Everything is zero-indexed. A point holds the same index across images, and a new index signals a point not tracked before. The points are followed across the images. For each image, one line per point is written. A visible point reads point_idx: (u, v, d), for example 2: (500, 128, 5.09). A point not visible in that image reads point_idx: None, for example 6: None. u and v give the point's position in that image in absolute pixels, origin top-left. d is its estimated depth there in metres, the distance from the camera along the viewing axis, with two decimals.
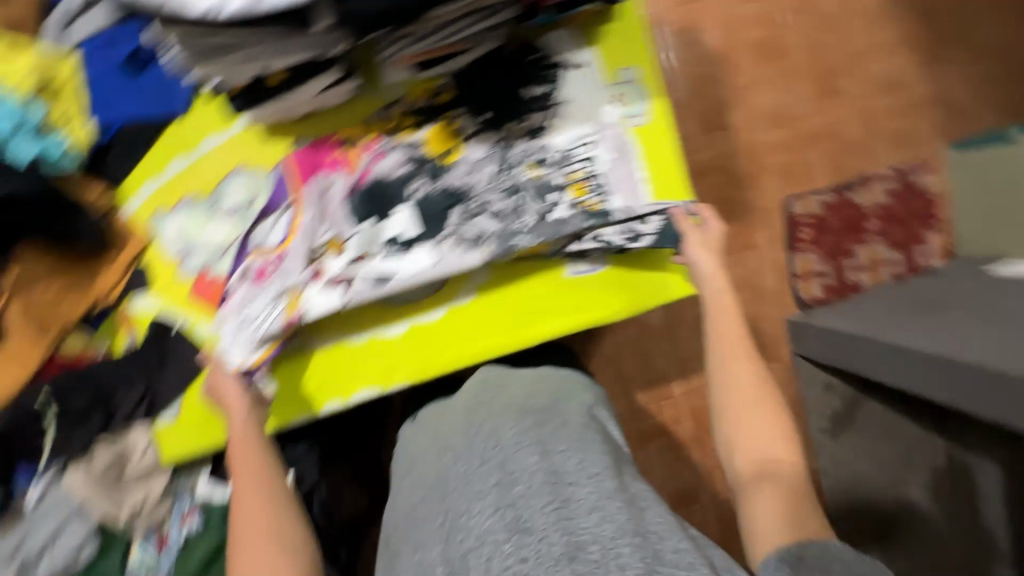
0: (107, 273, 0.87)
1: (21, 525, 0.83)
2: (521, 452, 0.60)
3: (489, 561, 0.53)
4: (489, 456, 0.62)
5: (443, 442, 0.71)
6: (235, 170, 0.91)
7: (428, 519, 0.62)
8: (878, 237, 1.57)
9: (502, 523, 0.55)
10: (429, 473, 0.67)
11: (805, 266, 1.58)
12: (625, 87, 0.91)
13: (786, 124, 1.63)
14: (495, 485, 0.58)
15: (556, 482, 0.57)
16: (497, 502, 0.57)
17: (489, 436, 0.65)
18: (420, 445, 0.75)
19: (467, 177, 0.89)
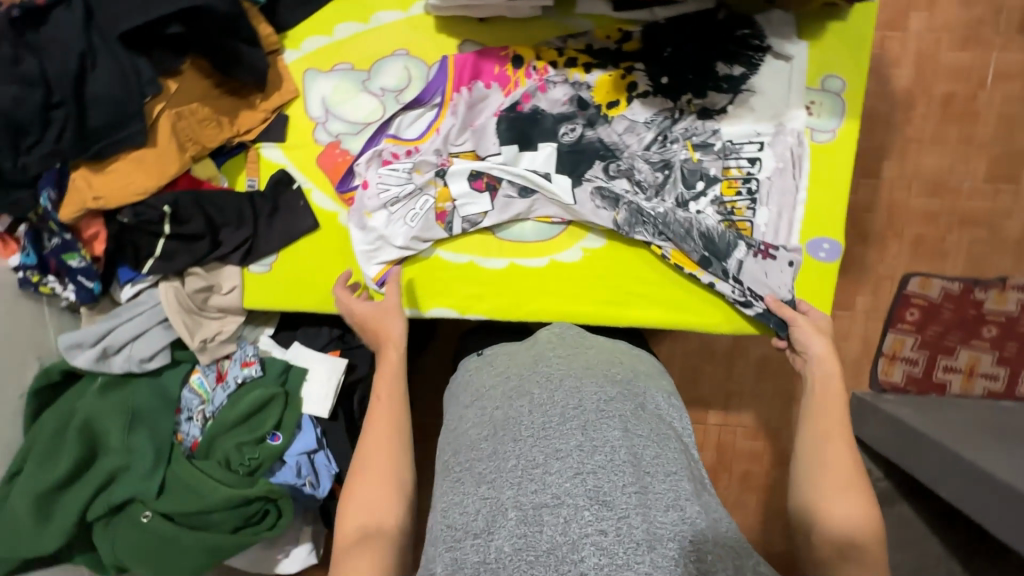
0: (251, 112, 0.86)
1: (110, 319, 0.88)
2: (604, 422, 0.58)
3: (566, 524, 0.51)
4: (572, 416, 0.58)
5: (509, 375, 0.68)
6: (399, 52, 0.87)
7: (491, 457, 0.58)
8: (989, 347, 1.41)
9: (583, 489, 0.52)
10: (495, 411, 0.64)
11: (895, 348, 1.46)
12: (824, 96, 0.82)
13: (944, 197, 1.42)
14: (578, 448, 0.55)
15: (638, 465, 0.55)
16: (579, 466, 0.54)
17: (571, 393, 0.61)
18: (484, 378, 0.72)
19: (621, 135, 0.85)
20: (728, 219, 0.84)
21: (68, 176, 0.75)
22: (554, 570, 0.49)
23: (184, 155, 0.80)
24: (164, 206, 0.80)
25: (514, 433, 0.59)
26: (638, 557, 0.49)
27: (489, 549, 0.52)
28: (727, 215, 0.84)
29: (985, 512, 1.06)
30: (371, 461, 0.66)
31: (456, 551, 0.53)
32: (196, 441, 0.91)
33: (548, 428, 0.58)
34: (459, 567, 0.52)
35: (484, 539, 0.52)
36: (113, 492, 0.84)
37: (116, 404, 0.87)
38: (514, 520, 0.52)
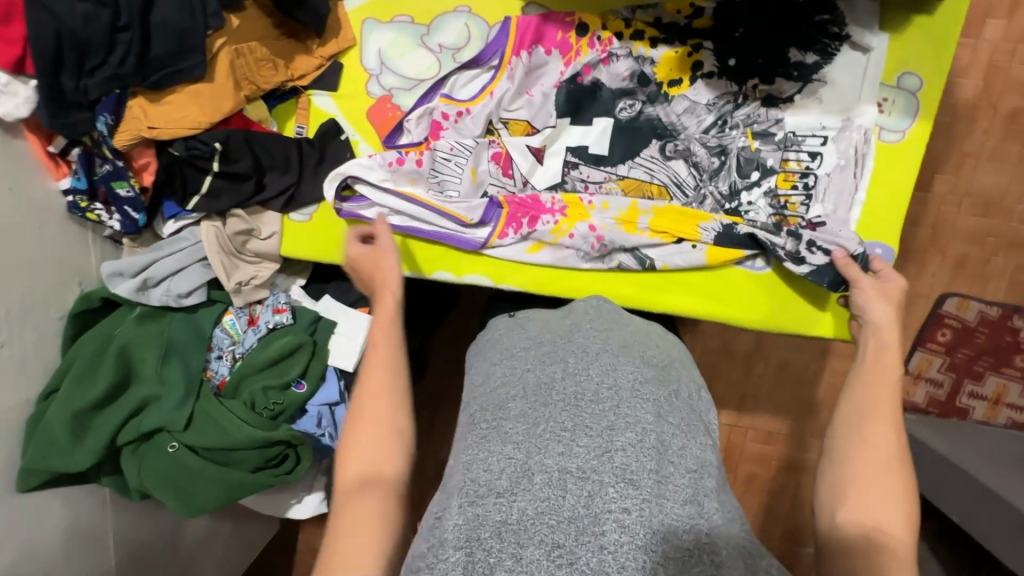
0: (306, 58, 0.85)
1: (152, 252, 0.89)
2: (637, 403, 0.57)
3: (590, 498, 0.50)
4: (605, 394, 0.57)
5: (541, 343, 0.67)
6: (461, 10, 0.85)
7: (519, 417, 0.57)
8: (1019, 377, 1.39)
9: (610, 466, 0.51)
10: (526, 373, 0.63)
11: (921, 366, 1.43)
12: (898, 94, 0.79)
13: (995, 217, 1.36)
14: (609, 427, 0.54)
15: (663, 453, 0.54)
16: (608, 444, 0.53)
17: (606, 370, 0.60)
18: (513, 340, 0.72)
19: (680, 116, 0.83)
20: (779, 212, 0.81)
21: (126, 103, 0.74)
22: (574, 540, 0.48)
23: (239, 93, 0.80)
24: (216, 143, 0.81)
25: (545, 399, 0.58)
26: (654, 545, 0.48)
27: (511, 510, 0.50)
28: (779, 209, 0.81)
29: (999, 541, 1.05)
30: (371, 396, 0.66)
31: (476, 508, 0.51)
32: (223, 380, 0.93)
33: (580, 401, 0.57)
34: (477, 525, 0.50)
35: (507, 499, 0.51)
36: (142, 421, 0.86)
37: (151, 336, 0.88)
38: (539, 483, 0.51)
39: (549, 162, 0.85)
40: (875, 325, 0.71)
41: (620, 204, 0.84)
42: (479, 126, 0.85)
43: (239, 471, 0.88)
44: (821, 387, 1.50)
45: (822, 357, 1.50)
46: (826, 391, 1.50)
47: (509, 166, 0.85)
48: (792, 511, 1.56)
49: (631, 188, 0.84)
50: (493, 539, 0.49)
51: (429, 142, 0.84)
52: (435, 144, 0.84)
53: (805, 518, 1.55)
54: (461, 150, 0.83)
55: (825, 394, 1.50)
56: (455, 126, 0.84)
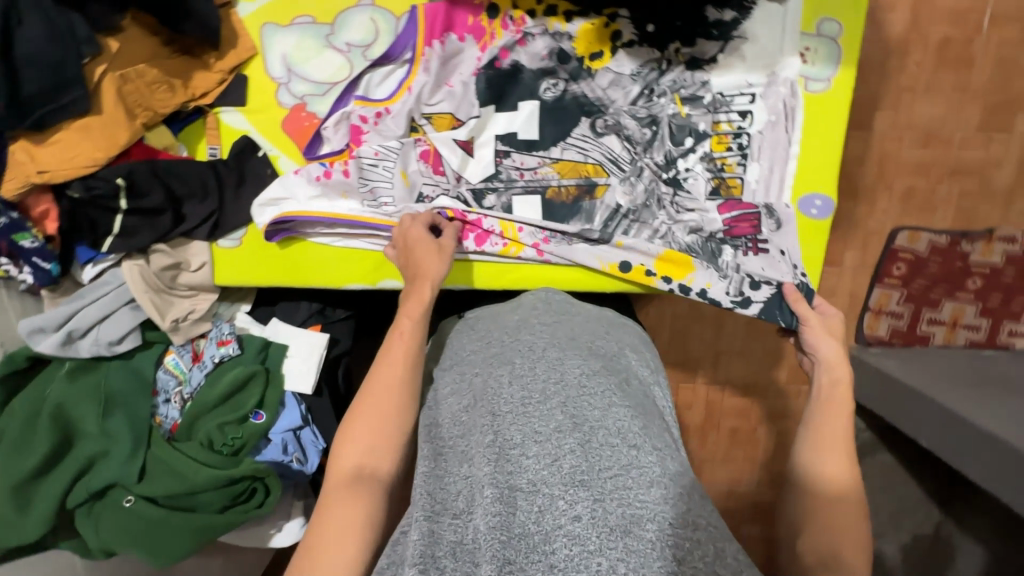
0: (205, 74, 0.80)
1: (73, 301, 0.83)
2: (584, 399, 0.55)
3: (540, 512, 0.48)
4: (552, 393, 0.56)
5: (492, 345, 0.65)
6: (364, 3, 0.80)
7: (470, 432, 0.56)
8: (974, 299, 1.42)
9: (559, 474, 0.49)
10: (475, 378, 0.62)
11: (881, 302, 1.46)
12: (820, 41, 0.77)
13: (935, 148, 1.38)
14: (556, 429, 0.52)
15: (617, 444, 0.52)
16: (556, 450, 0.51)
17: (552, 366, 0.59)
18: (464, 344, 0.70)
19: (606, 90, 0.81)
20: (717, 175, 0.81)
21: (8, 148, 0.68)
22: (525, 557, 0.46)
23: (135, 122, 0.74)
24: (119, 179, 0.75)
25: (492, 407, 0.56)
26: (613, 543, 0.45)
27: (467, 529, 0.49)
28: (716, 172, 0.81)
29: (968, 462, 1.09)
30: (383, 395, 0.60)
31: (430, 533, 0.51)
32: (175, 424, 0.89)
33: (526, 405, 0.55)
34: (430, 550, 0.49)
35: (463, 520, 0.50)
36: (93, 479, 0.82)
37: (87, 390, 0.84)
38: (487, 500, 0.49)
39: (479, 154, 0.82)
40: (825, 362, 0.66)
41: (558, 187, 0.82)
42: (401, 124, 0.81)
43: (206, 514, 0.85)
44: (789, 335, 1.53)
45: None
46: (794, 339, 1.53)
47: (439, 164, 0.81)
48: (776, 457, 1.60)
49: (567, 170, 0.81)
50: (449, 559, 0.49)
51: (351, 150, 0.80)
52: (358, 151, 0.80)
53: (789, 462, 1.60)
54: (386, 153, 0.80)
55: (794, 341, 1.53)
56: (375, 127, 0.80)
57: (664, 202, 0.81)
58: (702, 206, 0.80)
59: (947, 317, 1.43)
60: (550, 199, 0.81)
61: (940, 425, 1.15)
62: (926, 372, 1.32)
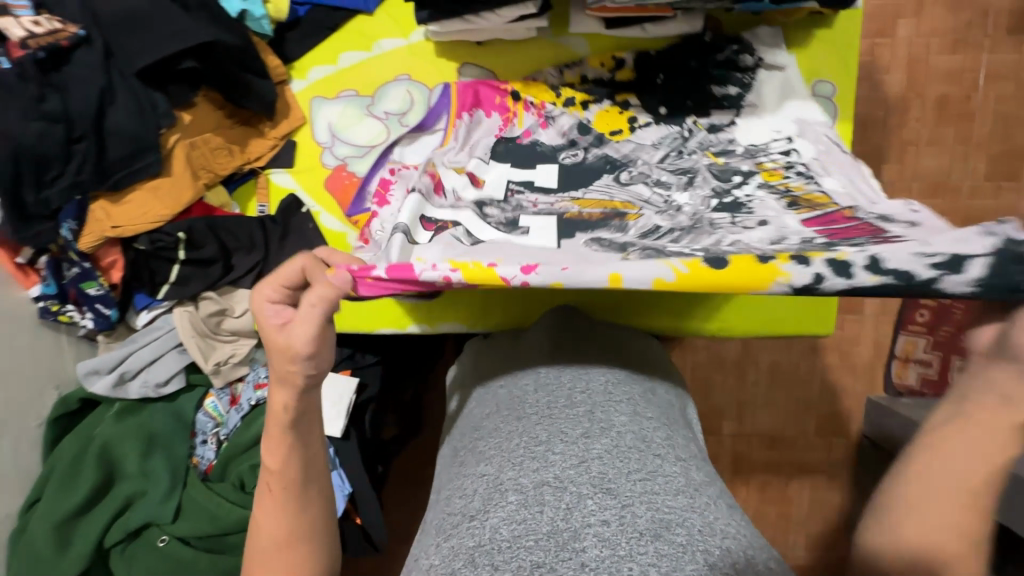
0: (260, 140, 0.89)
1: (127, 345, 0.89)
2: (609, 407, 0.60)
3: (568, 510, 0.49)
4: (578, 401, 0.61)
5: (516, 364, 0.71)
6: (401, 77, 0.90)
7: (496, 439, 0.60)
8: None
9: (587, 475, 0.52)
10: (499, 389, 0.67)
11: (907, 350, 1.47)
12: (817, 100, 0.84)
13: (946, 198, 1.42)
14: (583, 434, 0.57)
15: (643, 451, 0.56)
16: (583, 452, 0.55)
17: (578, 376, 0.65)
18: (491, 364, 0.76)
19: (632, 152, 0.80)
20: (787, 194, 0.66)
21: (88, 208, 0.77)
22: (554, 557, 0.46)
23: (198, 182, 0.83)
24: (179, 233, 0.83)
25: (518, 412, 0.62)
26: (643, 548, 0.46)
27: (484, 530, 0.50)
28: (784, 193, 0.66)
29: None
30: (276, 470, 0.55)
31: (453, 539, 0.51)
32: (210, 464, 0.92)
33: (554, 411, 0.60)
34: (454, 555, 0.50)
35: (480, 521, 0.51)
36: (129, 517, 0.84)
37: (130, 430, 0.87)
38: (513, 503, 0.51)
39: (486, 185, 0.76)
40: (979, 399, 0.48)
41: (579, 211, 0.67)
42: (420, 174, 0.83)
43: (234, 556, 0.86)
44: (815, 384, 1.51)
45: (811, 355, 1.51)
46: (820, 388, 1.51)
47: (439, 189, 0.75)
48: (813, 514, 1.53)
49: (589, 203, 0.69)
50: (467, 565, 0.48)
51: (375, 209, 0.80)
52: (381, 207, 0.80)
53: (827, 520, 1.53)
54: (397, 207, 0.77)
55: (820, 391, 1.51)
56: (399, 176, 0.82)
57: (718, 224, 0.61)
58: (773, 214, 0.61)
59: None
60: (568, 219, 0.65)
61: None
62: None
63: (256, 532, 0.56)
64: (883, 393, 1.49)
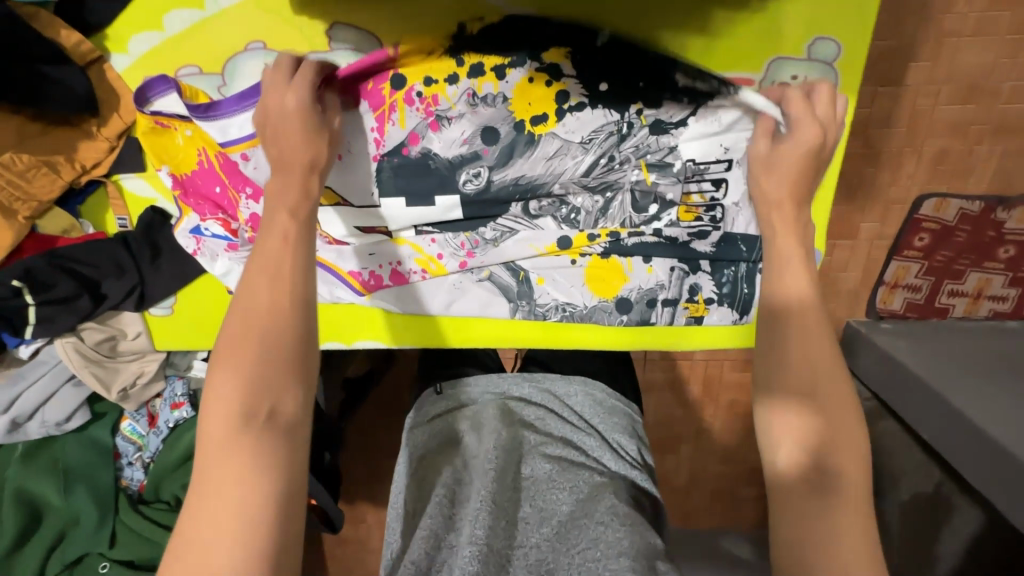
0: (90, 144, 0.70)
1: (12, 384, 0.81)
2: (551, 488, 0.59)
3: None
4: (518, 486, 0.60)
5: (461, 433, 0.69)
6: (254, 46, 0.66)
7: (436, 527, 0.58)
8: (1006, 269, 1.08)
9: (525, 566, 0.53)
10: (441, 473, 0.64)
11: (898, 276, 1.13)
12: (810, 68, 0.62)
13: (980, 104, 0.98)
14: (523, 522, 0.57)
15: (584, 529, 0.55)
16: (522, 542, 0.55)
17: (520, 459, 0.63)
18: (435, 431, 0.70)
19: (554, 157, 0.66)
20: (684, 248, 0.72)
21: None
22: None
23: (18, 219, 0.67)
24: (15, 282, 0.69)
25: (459, 498, 0.60)
26: None
27: None
28: (684, 242, 0.72)
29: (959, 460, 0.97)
30: (263, 301, 0.48)
31: None
32: (142, 484, 0.90)
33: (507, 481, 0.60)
34: None
35: None
36: (63, 554, 0.83)
37: (45, 468, 0.84)
38: (464, 557, 0.51)
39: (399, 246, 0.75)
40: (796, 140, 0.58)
41: (492, 275, 0.76)
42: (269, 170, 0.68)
43: None
44: None
45: None
46: None
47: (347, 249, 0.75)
48: None
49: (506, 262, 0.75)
50: None
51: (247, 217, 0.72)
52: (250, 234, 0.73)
53: None
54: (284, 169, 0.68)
55: None
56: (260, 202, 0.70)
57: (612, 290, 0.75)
58: (657, 286, 0.74)
59: (972, 288, 1.10)
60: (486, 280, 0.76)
61: (950, 422, 0.97)
62: (936, 356, 1.07)
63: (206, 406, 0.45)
64: (862, 317, 1.17)
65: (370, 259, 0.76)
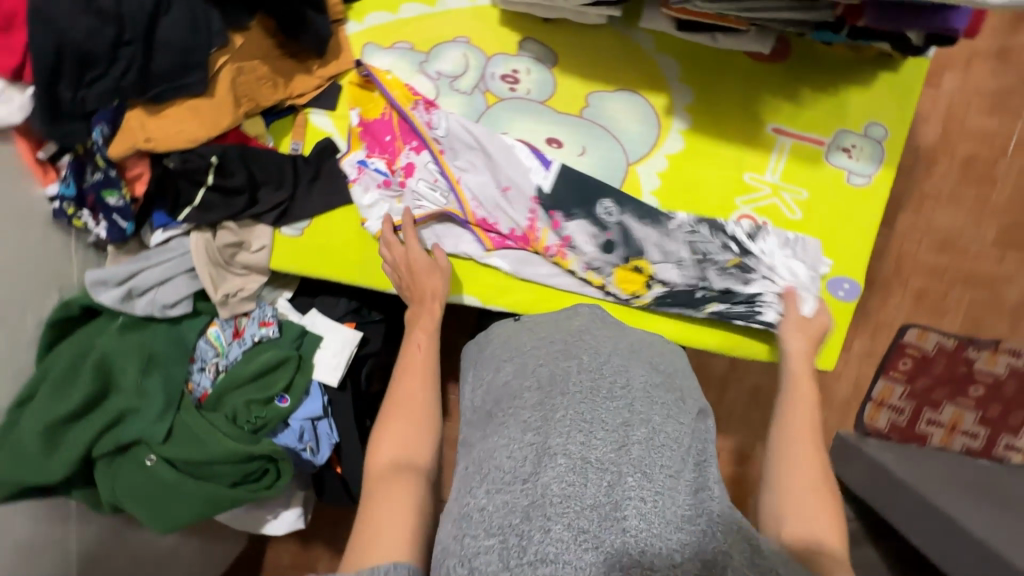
0: (306, 77, 0.86)
1: (138, 261, 0.88)
2: (648, 401, 0.63)
3: (610, 486, 0.53)
4: (618, 392, 0.62)
5: (551, 336, 0.72)
6: (460, 40, 0.88)
7: (536, 407, 0.61)
8: (974, 406, 1.34)
9: (628, 457, 0.56)
10: (540, 368, 0.66)
11: (883, 394, 1.39)
12: (866, 141, 0.84)
13: (951, 255, 1.40)
14: (623, 423, 0.59)
15: (677, 446, 0.60)
16: (622, 438, 0.57)
17: (617, 370, 0.65)
18: (523, 339, 0.74)
19: (679, 172, 0.87)
20: (767, 263, 0.84)
21: (124, 113, 0.75)
22: (597, 525, 0.51)
23: (238, 110, 0.80)
24: (213, 157, 0.80)
25: (560, 389, 0.62)
26: (677, 530, 0.52)
27: (538, 486, 0.54)
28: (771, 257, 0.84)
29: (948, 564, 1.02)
30: (415, 380, 0.71)
31: (505, 493, 0.55)
32: (205, 393, 0.92)
33: (596, 396, 0.61)
34: (509, 510, 0.53)
35: (532, 481, 0.54)
36: (120, 432, 0.84)
37: (132, 347, 0.87)
38: (561, 466, 0.54)
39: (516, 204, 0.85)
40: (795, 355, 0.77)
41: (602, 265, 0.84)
42: (442, 122, 0.86)
43: (216, 484, 0.88)
44: None
45: None
46: None
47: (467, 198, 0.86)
48: None
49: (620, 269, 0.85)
50: (523, 520, 0.52)
51: (410, 162, 0.87)
52: (408, 175, 0.87)
53: None
54: (450, 124, 0.85)
55: None
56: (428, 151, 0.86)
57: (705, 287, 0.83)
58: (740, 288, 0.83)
59: (947, 419, 1.34)
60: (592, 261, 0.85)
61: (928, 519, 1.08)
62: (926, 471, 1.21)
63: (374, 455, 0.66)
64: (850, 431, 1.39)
65: (489, 211, 0.86)
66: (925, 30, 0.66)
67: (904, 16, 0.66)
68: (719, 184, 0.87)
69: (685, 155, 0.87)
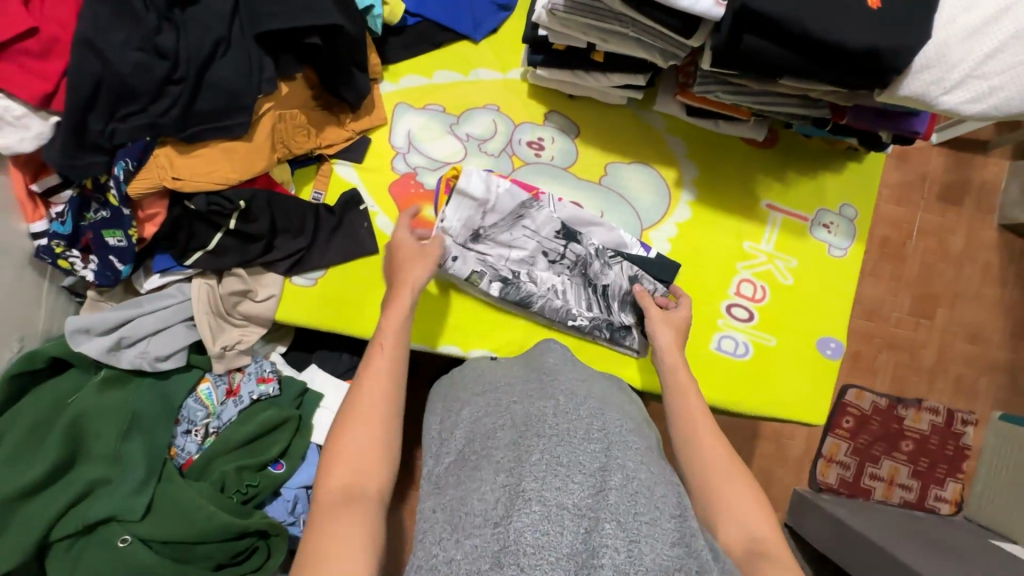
0: (336, 129, 0.87)
1: (129, 308, 0.80)
2: (629, 442, 0.49)
3: (590, 535, 0.40)
4: (600, 432, 0.48)
5: (531, 373, 0.61)
6: (489, 107, 0.93)
7: (508, 446, 0.47)
8: (907, 460, 1.48)
9: (610, 505, 0.42)
10: (514, 405, 0.53)
11: (833, 450, 1.47)
12: (841, 219, 0.97)
13: (878, 322, 1.53)
14: (602, 466, 0.45)
15: (666, 498, 0.45)
16: (603, 482, 0.43)
17: (595, 410, 0.51)
18: (497, 374, 0.65)
19: (727, 254, 0.95)
20: None
21: (151, 151, 0.71)
22: None
23: (273, 155, 0.79)
24: (241, 201, 0.77)
25: (534, 427, 0.47)
26: None
27: (507, 532, 0.40)
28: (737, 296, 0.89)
29: None
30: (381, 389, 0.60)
31: (473, 538, 0.41)
32: (189, 460, 0.82)
33: (573, 436, 0.46)
34: (476, 556, 0.39)
35: (503, 524, 0.40)
36: (87, 510, 0.72)
37: (113, 408, 0.76)
38: (534, 513, 0.40)
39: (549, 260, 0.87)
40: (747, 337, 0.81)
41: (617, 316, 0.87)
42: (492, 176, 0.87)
43: (199, 569, 0.76)
44: None
45: None
46: None
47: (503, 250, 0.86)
48: None
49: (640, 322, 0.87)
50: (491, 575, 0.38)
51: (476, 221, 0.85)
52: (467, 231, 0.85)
53: None
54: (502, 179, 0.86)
55: None
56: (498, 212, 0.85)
57: None
58: None
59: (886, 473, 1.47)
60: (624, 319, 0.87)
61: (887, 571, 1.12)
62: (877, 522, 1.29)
63: (323, 481, 0.53)
64: (806, 487, 1.46)
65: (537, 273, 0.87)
66: (896, 130, 0.80)
67: (880, 116, 0.79)
68: (722, 249, 0.95)
69: (694, 223, 0.95)
